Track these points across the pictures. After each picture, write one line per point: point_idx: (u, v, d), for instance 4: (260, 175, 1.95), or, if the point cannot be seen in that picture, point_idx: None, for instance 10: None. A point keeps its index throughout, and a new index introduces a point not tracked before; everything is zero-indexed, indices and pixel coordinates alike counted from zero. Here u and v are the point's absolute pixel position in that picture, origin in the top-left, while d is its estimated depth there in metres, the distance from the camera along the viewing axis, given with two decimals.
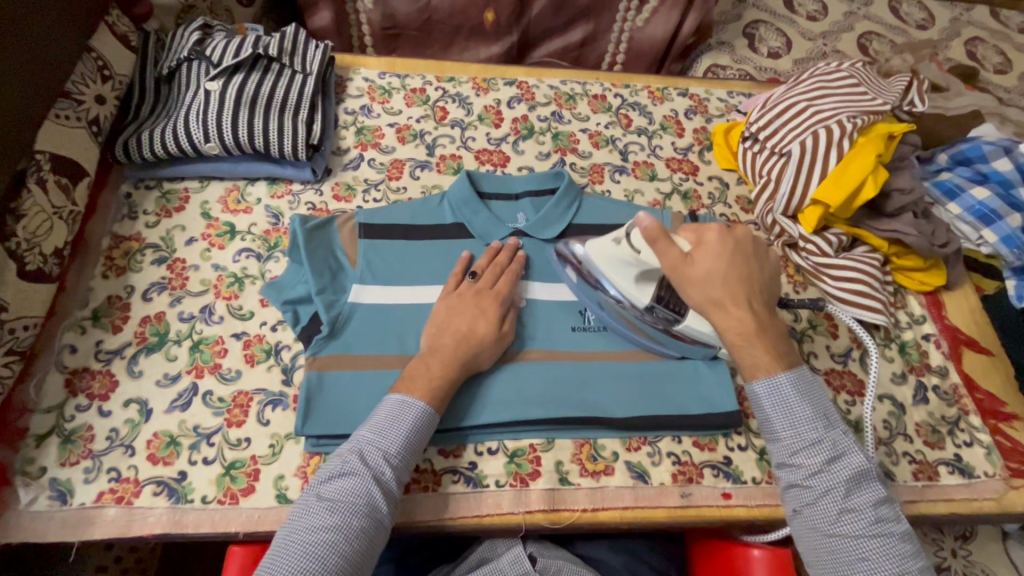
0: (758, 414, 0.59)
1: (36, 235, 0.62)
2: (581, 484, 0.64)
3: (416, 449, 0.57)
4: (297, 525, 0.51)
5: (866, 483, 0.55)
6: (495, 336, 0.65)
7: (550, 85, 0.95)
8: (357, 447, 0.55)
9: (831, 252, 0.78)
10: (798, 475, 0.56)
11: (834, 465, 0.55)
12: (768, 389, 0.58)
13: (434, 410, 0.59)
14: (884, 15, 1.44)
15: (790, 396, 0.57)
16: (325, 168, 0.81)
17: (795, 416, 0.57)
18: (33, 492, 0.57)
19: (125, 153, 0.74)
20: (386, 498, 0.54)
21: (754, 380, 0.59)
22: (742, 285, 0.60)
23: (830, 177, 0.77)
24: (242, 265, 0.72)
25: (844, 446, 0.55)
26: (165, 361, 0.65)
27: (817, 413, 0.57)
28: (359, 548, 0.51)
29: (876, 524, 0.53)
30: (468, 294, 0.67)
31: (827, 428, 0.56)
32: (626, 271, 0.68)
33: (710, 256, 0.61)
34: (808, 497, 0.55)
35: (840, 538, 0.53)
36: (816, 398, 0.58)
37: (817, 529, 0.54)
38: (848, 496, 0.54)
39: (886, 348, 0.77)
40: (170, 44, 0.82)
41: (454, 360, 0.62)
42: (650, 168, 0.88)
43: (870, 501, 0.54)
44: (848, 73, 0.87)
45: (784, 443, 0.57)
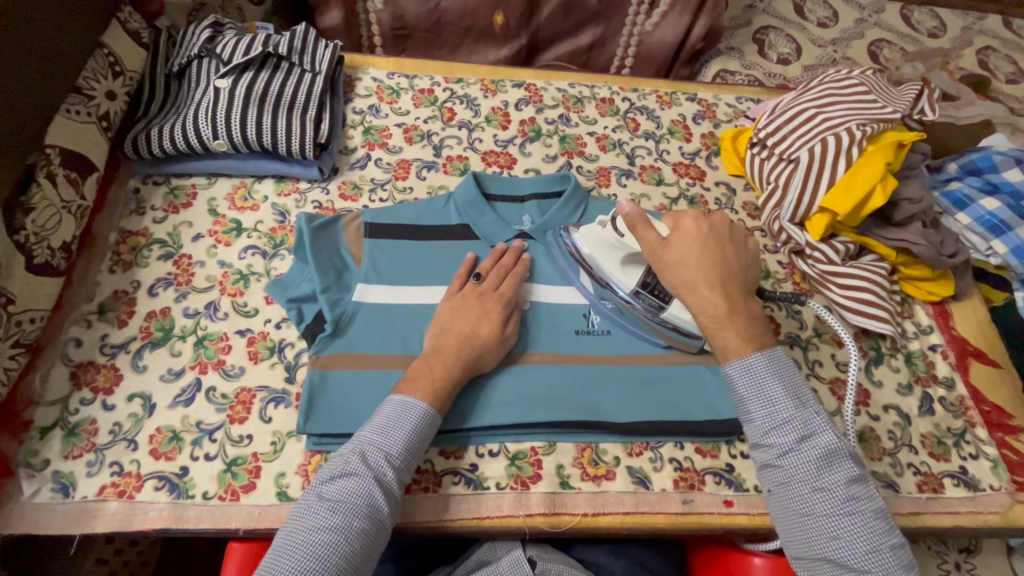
0: (732, 396, 0.59)
1: (44, 229, 0.63)
2: (582, 488, 0.63)
3: (418, 450, 0.57)
4: (299, 523, 0.51)
5: (838, 461, 0.54)
6: (498, 338, 0.65)
7: (558, 88, 0.95)
8: (360, 446, 0.55)
9: (838, 260, 0.77)
10: (771, 455, 0.56)
11: (805, 444, 0.55)
12: (740, 371, 0.58)
13: (438, 411, 0.59)
14: (895, 23, 1.43)
15: (762, 377, 0.57)
16: (332, 167, 0.81)
17: (766, 396, 0.57)
18: (36, 484, 0.57)
19: (134, 149, 0.75)
20: (387, 498, 0.54)
21: (728, 362, 0.59)
22: (715, 268, 0.61)
23: (838, 185, 0.76)
24: (248, 263, 0.72)
25: (815, 425, 0.55)
26: (169, 356, 0.65)
27: (788, 392, 0.57)
28: (361, 548, 0.51)
29: (848, 502, 0.53)
30: (471, 295, 0.67)
31: (798, 407, 0.56)
32: (612, 254, 0.70)
33: (684, 241, 0.63)
34: (781, 477, 0.55)
35: (813, 517, 0.53)
36: (788, 376, 0.57)
37: (791, 509, 0.55)
38: (819, 476, 0.54)
39: (892, 358, 0.76)
40: (181, 40, 0.82)
41: (457, 360, 0.62)
42: (657, 172, 0.88)
43: (842, 480, 0.54)
44: (859, 81, 0.87)
45: (756, 424, 0.57)
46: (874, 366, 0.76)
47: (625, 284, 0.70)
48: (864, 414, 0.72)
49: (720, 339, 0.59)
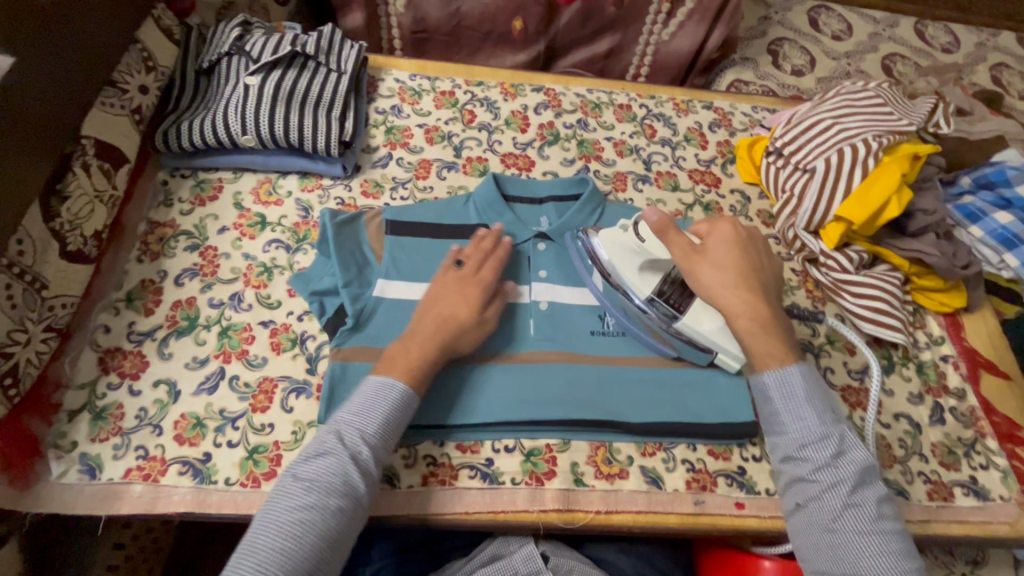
0: (767, 407, 0.62)
1: (78, 217, 0.65)
2: (596, 486, 0.64)
3: (394, 430, 0.58)
4: (277, 503, 0.53)
5: (869, 480, 0.57)
6: (479, 320, 0.66)
7: (577, 94, 0.97)
8: (335, 427, 0.57)
9: (850, 269, 0.79)
10: (806, 468, 0.58)
11: (840, 459, 0.57)
12: (779, 382, 0.61)
13: (414, 391, 0.60)
14: (909, 37, 1.45)
15: (799, 391, 0.60)
16: (355, 164, 0.82)
17: (803, 410, 0.60)
18: (65, 465, 0.58)
19: (164, 142, 0.76)
20: (364, 479, 0.55)
21: (766, 372, 0.62)
22: (752, 273, 0.65)
23: (853, 196, 0.77)
24: (272, 256, 0.74)
25: (849, 443, 0.58)
26: (194, 345, 0.66)
27: (823, 410, 0.60)
28: (337, 527, 0.52)
29: (879, 522, 0.55)
30: (451, 280, 0.68)
31: (834, 424, 0.59)
32: (631, 259, 0.71)
33: (723, 246, 0.66)
34: (813, 491, 0.57)
35: (844, 533, 0.55)
36: (822, 396, 0.61)
37: (821, 523, 0.56)
38: (854, 491, 0.56)
39: (903, 367, 0.77)
40: (211, 38, 0.84)
41: (436, 342, 0.63)
42: (673, 178, 0.89)
43: (873, 499, 0.56)
44: (874, 93, 0.88)
45: (792, 435, 0.59)
46: (885, 374, 0.76)
47: (641, 290, 0.71)
48: (876, 421, 0.72)
49: (763, 346, 0.62)
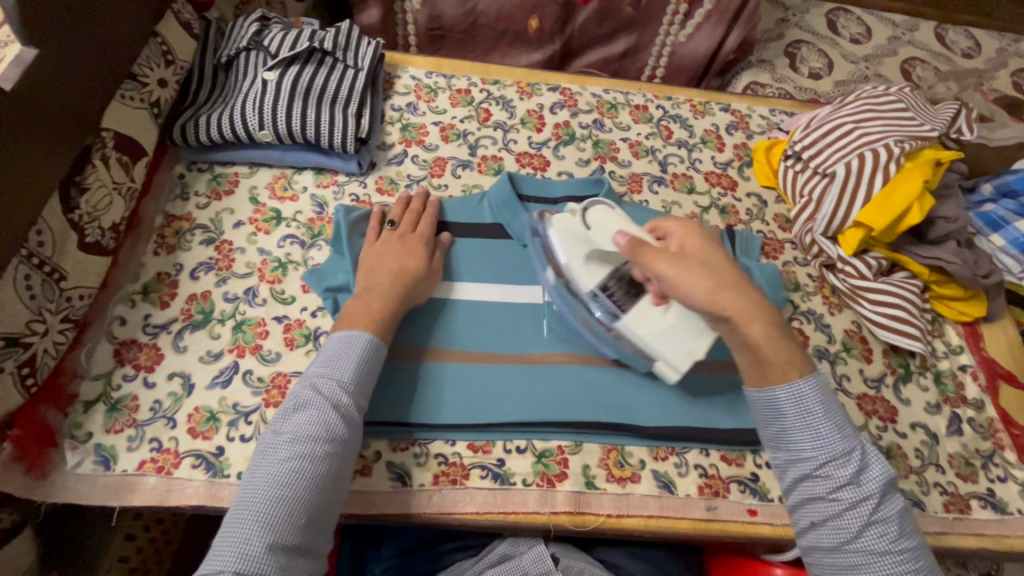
0: (777, 423, 0.57)
1: (97, 209, 0.65)
2: (607, 489, 0.64)
3: (370, 375, 0.59)
4: (265, 460, 0.52)
5: (889, 494, 0.54)
6: (424, 272, 0.69)
7: (593, 93, 0.96)
8: (309, 383, 0.57)
9: (868, 275, 0.78)
10: (822, 488, 0.54)
11: (861, 477, 0.54)
12: (793, 398, 0.56)
13: (381, 340, 0.62)
14: (929, 42, 1.43)
15: (815, 408, 0.55)
16: (370, 161, 0.82)
17: (819, 426, 0.55)
18: (80, 456, 0.59)
19: (182, 136, 0.77)
20: (347, 423, 0.55)
21: (779, 388, 0.56)
22: (743, 277, 0.60)
23: (874, 201, 0.76)
24: (287, 251, 0.74)
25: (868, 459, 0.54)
26: (209, 338, 0.67)
27: (840, 424, 0.56)
28: (328, 471, 0.52)
29: (900, 540, 0.52)
30: (390, 239, 0.71)
31: (853, 438, 0.55)
32: (577, 247, 0.68)
33: (704, 249, 0.61)
34: (830, 511, 0.54)
35: (863, 554, 0.52)
36: (837, 408, 0.56)
37: (838, 544, 0.53)
38: (873, 509, 0.53)
39: (920, 377, 0.76)
40: (230, 33, 0.84)
41: (392, 295, 0.65)
42: (689, 180, 0.88)
43: (894, 515, 0.53)
44: (896, 98, 0.87)
45: (808, 454, 0.55)
46: (902, 383, 0.75)
47: (585, 282, 0.67)
48: (891, 430, 0.72)
49: (780, 353, 0.57)
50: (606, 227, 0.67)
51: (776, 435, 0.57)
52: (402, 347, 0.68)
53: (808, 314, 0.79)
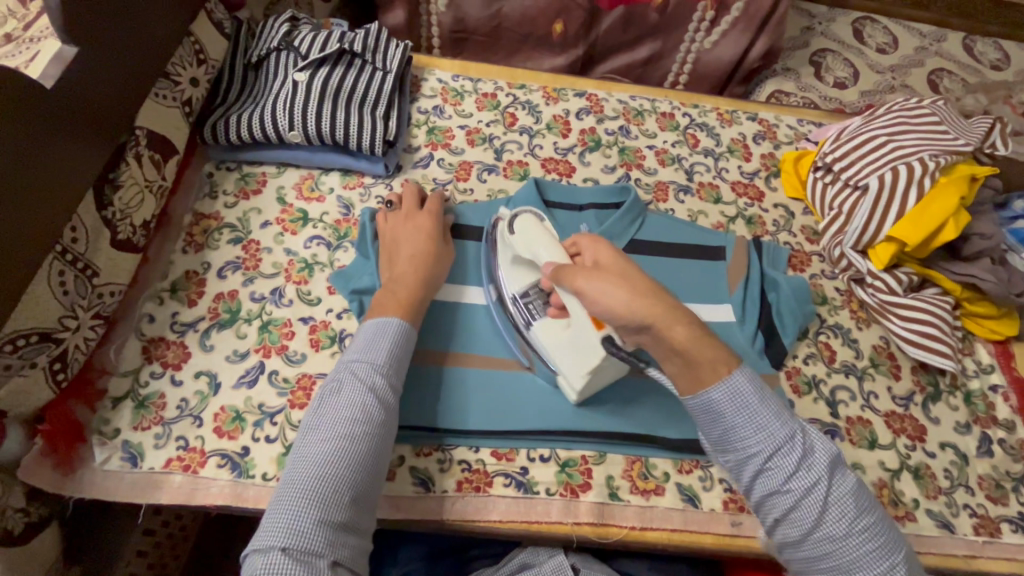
0: (718, 425, 0.54)
1: (129, 207, 0.65)
2: (631, 501, 0.63)
3: (402, 359, 0.61)
4: (306, 443, 0.54)
5: (839, 473, 0.53)
6: (444, 256, 0.71)
7: (619, 100, 0.95)
8: (345, 368, 0.59)
9: (899, 291, 0.77)
10: (774, 482, 0.52)
11: (808, 461, 0.52)
12: (724, 395, 0.53)
13: (411, 324, 0.64)
14: (956, 53, 1.41)
15: (750, 399, 0.53)
16: (397, 164, 0.82)
17: (759, 417, 0.53)
18: (107, 452, 0.59)
19: (213, 135, 0.77)
20: (383, 404, 0.57)
21: (711, 389, 0.54)
22: (657, 284, 0.56)
23: (908, 216, 0.75)
24: (313, 252, 0.74)
25: (812, 442, 0.53)
26: (235, 338, 0.67)
27: (777, 409, 0.54)
28: (370, 449, 0.54)
29: (859, 520, 0.51)
30: (399, 220, 0.73)
31: (792, 422, 0.54)
32: (506, 251, 0.70)
33: (615, 261, 0.58)
34: (787, 504, 0.52)
35: (824, 541, 0.51)
36: (768, 393, 0.55)
37: (802, 534, 0.52)
38: (828, 493, 0.51)
39: (950, 396, 0.75)
40: (261, 33, 0.84)
41: (419, 285, 0.67)
42: (715, 190, 0.87)
43: (848, 494, 0.52)
44: (930, 111, 0.85)
45: (756, 450, 0.53)
46: (931, 402, 0.74)
47: (510, 285, 0.69)
48: (920, 450, 0.71)
49: (708, 352, 0.53)
50: (528, 236, 0.66)
51: (719, 438, 0.55)
52: (427, 351, 0.68)
53: (835, 329, 0.78)
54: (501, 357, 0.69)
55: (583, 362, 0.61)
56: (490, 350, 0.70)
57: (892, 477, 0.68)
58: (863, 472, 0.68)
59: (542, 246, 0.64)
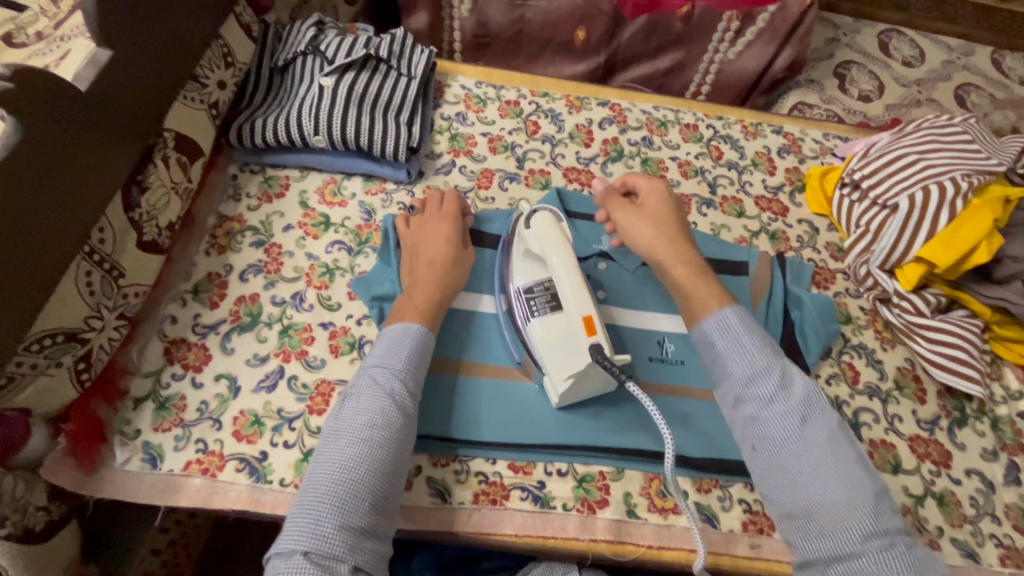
0: (710, 355, 0.60)
1: (155, 208, 0.66)
2: (648, 519, 0.62)
3: (421, 364, 0.61)
4: (328, 446, 0.54)
5: (818, 409, 0.55)
6: (464, 264, 0.70)
7: (642, 110, 0.94)
8: (365, 373, 0.59)
9: (927, 313, 0.75)
10: (751, 406, 0.56)
11: (786, 390, 0.55)
12: (715, 325, 0.60)
13: (430, 329, 0.63)
14: (984, 67, 1.38)
15: (736, 328, 0.59)
16: (419, 170, 0.82)
17: (744, 346, 0.58)
18: (128, 453, 0.60)
19: (238, 138, 0.77)
20: (402, 409, 0.56)
21: (702, 316, 0.61)
22: (684, 230, 0.69)
23: (938, 238, 0.74)
24: (334, 257, 0.74)
25: (791, 375, 0.56)
26: (256, 341, 0.67)
27: (767, 345, 0.58)
28: (389, 454, 0.54)
29: (834, 453, 0.52)
30: (416, 223, 0.73)
31: (776, 356, 0.58)
32: (521, 245, 0.69)
33: (658, 202, 0.71)
34: (763, 426, 0.55)
35: (798, 469, 0.52)
36: (760, 333, 0.60)
37: (772, 459, 0.54)
38: (800, 421, 0.54)
39: (977, 421, 0.73)
40: (287, 36, 0.85)
41: (437, 291, 0.66)
42: (738, 204, 0.86)
43: (824, 429, 0.54)
44: (962, 128, 0.83)
45: (737, 374, 0.57)
46: (957, 427, 0.73)
47: (518, 280, 0.68)
48: (945, 476, 0.69)
49: (704, 288, 0.63)
50: (541, 235, 0.65)
51: (711, 365, 0.60)
52: (443, 360, 0.68)
53: (858, 348, 0.76)
54: (520, 369, 0.69)
55: (567, 367, 0.61)
56: (507, 360, 0.69)
57: (916, 504, 0.67)
58: None
59: (551, 246, 0.64)
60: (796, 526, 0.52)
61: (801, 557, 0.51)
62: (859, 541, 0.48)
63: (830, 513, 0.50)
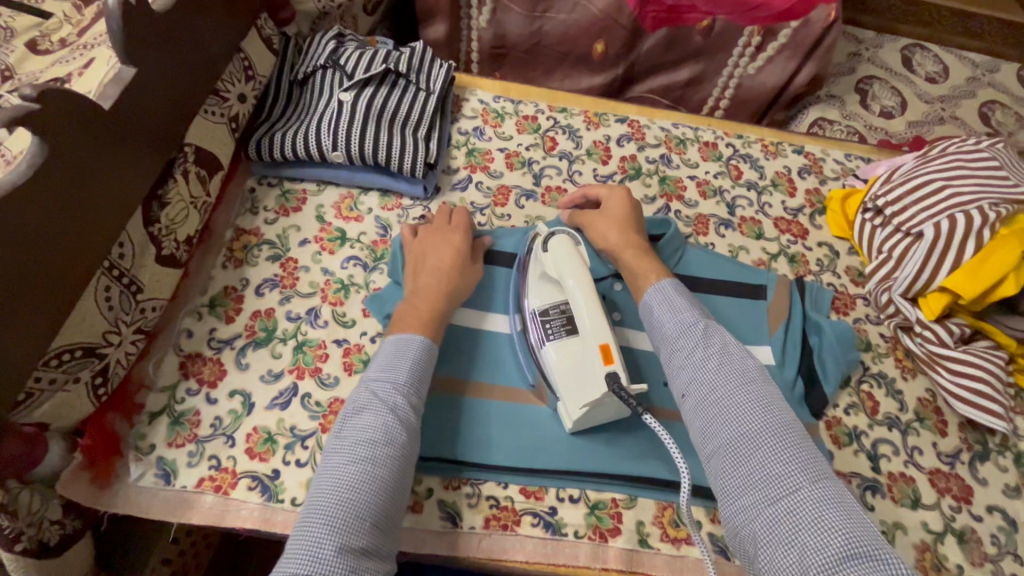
0: (648, 320, 0.65)
1: (174, 222, 0.66)
2: (661, 549, 0.62)
3: (423, 379, 0.60)
4: (331, 462, 0.53)
5: (738, 356, 0.57)
6: (469, 275, 0.70)
7: (661, 127, 0.93)
8: (367, 387, 0.58)
9: (950, 343, 0.73)
10: (680, 357, 0.59)
11: (707, 338, 0.59)
12: (654, 294, 0.65)
13: (432, 340, 0.63)
14: (1010, 84, 1.36)
15: (669, 292, 0.64)
16: (436, 186, 0.82)
17: (675, 306, 0.62)
18: (142, 468, 0.60)
19: (257, 151, 0.78)
20: (403, 425, 0.56)
21: (645, 290, 0.66)
22: (635, 227, 0.74)
23: (964, 268, 0.72)
24: (349, 273, 0.74)
25: (714, 328, 0.60)
26: (270, 357, 0.67)
27: (698, 308, 0.63)
28: (388, 472, 0.53)
29: (747, 389, 0.54)
30: (426, 234, 0.73)
31: (703, 315, 0.62)
32: (536, 266, 0.69)
33: (617, 204, 0.76)
34: (684, 371, 0.58)
35: (713, 405, 0.54)
36: (693, 300, 0.64)
37: (699, 403, 0.56)
38: (723, 364, 0.56)
39: (999, 456, 0.72)
40: (308, 49, 0.85)
41: (443, 301, 0.66)
42: (757, 225, 0.85)
43: (740, 369, 0.56)
44: (990, 154, 0.81)
45: (666, 329, 0.61)
46: (979, 461, 0.71)
47: (533, 302, 0.67)
48: (966, 512, 0.68)
49: (649, 268, 0.69)
50: (560, 258, 0.65)
51: (649, 329, 0.64)
52: (455, 380, 0.67)
53: (878, 377, 0.75)
54: (534, 391, 0.68)
55: (584, 395, 0.60)
56: (520, 382, 0.69)
57: (935, 540, 0.65)
58: (904, 533, 0.65)
59: (571, 272, 0.64)
60: (722, 464, 0.52)
61: (724, 493, 0.51)
62: (769, 465, 0.50)
63: (750, 443, 0.51)
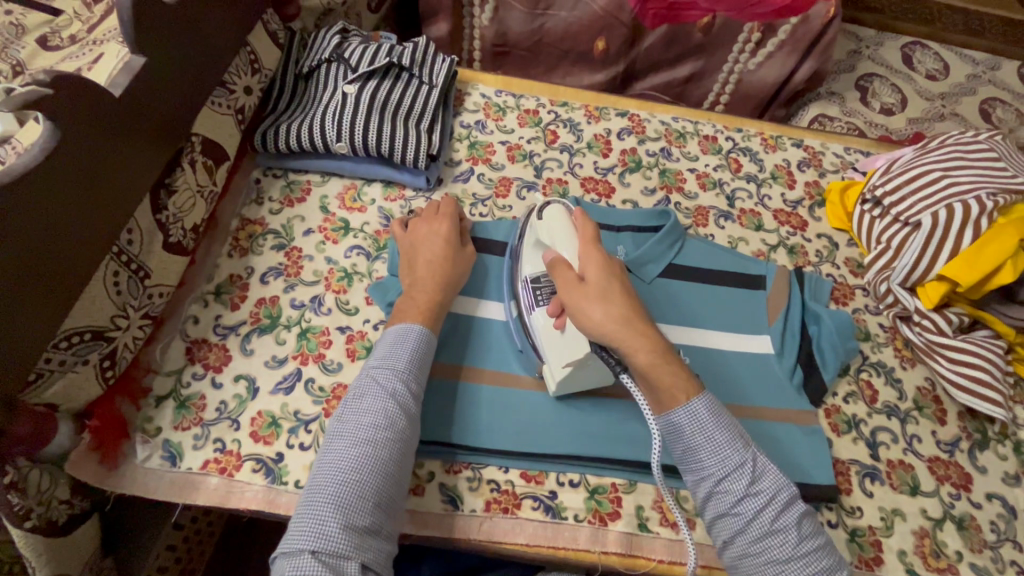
0: (681, 445, 0.56)
1: (182, 211, 0.67)
2: (660, 533, 0.62)
3: (423, 368, 0.61)
4: (332, 447, 0.54)
5: (789, 501, 0.53)
6: (463, 263, 0.71)
7: (661, 121, 0.94)
8: (367, 373, 0.59)
9: (948, 332, 0.74)
10: (726, 503, 0.54)
11: (756, 487, 0.53)
12: (686, 419, 0.55)
13: (432, 331, 0.64)
14: (1011, 81, 1.36)
15: (706, 422, 0.55)
16: (438, 177, 0.83)
17: (716, 442, 0.55)
18: (149, 449, 0.61)
19: (262, 143, 0.79)
20: (403, 409, 0.56)
21: (672, 409, 0.56)
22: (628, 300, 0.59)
23: (962, 257, 0.73)
24: (353, 262, 0.75)
25: (760, 468, 0.54)
26: (275, 343, 0.68)
27: (732, 431, 0.56)
28: (390, 454, 0.54)
29: (802, 545, 0.52)
30: (421, 221, 0.74)
31: (745, 448, 0.55)
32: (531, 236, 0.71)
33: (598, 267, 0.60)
34: (737, 525, 0.53)
35: (769, 564, 0.52)
36: (727, 419, 0.56)
37: (752, 559, 0.53)
38: (777, 516, 0.52)
39: (998, 445, 0.72)
40: (312, 44, 0.86)
41: (441, 291, 0.67)
42: (757, 217, 0.86)
43: (795, 521, 0.52)
44: (988, 146, 0.82)
45: (709, 471, 0.55)
46: (978, 450, 0.71)
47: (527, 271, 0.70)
48: (965, 499, 0.68)
49: (666, 377, 0.56)
50: (551, 226, 0.66)
51: (682, 456, 0.57)
52: (457, 367, 0.68)
53: (877, 366, 0.76)
54: (533, 378, 0.69)
55: (567, 355, 0.62)
56: (520, 369, 0.69)
57: (935, 527, 0.66)
58: (903, 520, 0.66)
59: (561, 238, 0.64)
60: None
61: None
62: None
63: None
